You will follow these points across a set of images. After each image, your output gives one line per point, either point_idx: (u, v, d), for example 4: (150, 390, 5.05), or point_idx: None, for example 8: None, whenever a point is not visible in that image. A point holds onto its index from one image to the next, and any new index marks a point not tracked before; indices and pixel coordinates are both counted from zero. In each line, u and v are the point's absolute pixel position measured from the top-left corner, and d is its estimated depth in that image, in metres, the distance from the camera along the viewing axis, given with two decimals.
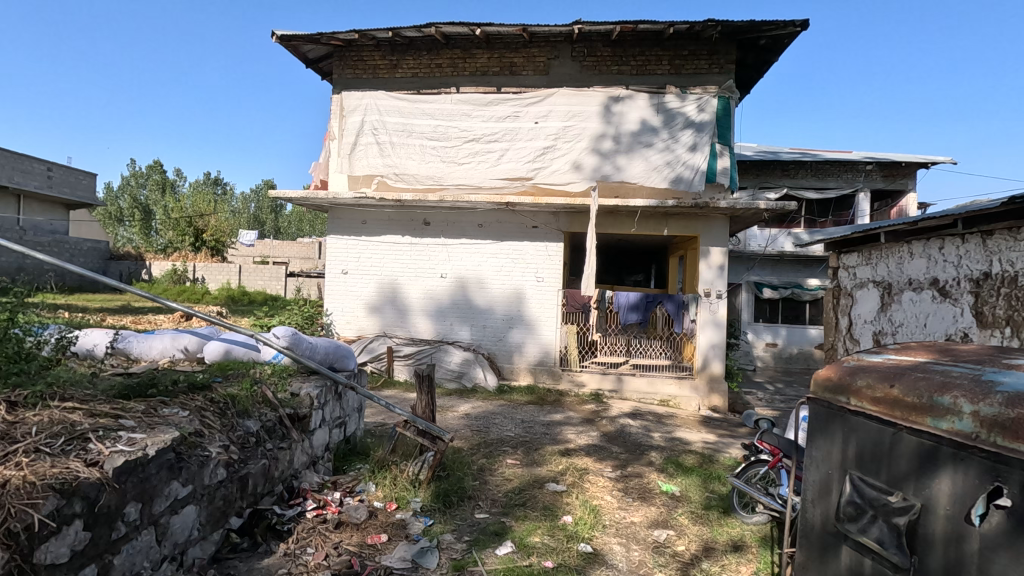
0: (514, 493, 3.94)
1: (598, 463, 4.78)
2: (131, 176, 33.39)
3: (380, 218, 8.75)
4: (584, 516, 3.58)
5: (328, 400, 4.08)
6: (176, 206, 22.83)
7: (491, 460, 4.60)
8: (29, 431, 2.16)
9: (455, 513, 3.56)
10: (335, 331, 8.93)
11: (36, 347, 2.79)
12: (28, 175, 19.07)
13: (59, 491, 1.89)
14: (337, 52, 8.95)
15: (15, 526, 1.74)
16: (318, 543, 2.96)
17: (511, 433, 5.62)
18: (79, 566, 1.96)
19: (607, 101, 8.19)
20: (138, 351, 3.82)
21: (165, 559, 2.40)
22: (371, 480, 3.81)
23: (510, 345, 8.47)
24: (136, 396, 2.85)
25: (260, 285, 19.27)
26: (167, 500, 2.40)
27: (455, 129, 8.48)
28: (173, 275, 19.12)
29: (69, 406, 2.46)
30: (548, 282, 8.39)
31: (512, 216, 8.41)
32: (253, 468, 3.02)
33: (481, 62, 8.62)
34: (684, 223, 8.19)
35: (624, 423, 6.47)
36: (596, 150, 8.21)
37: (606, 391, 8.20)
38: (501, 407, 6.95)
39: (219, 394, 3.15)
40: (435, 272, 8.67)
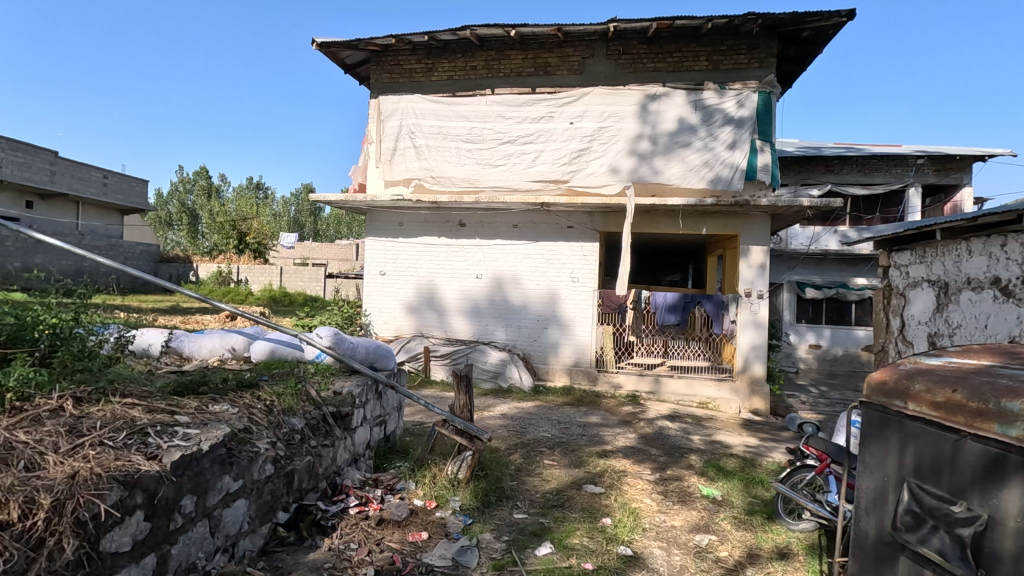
0: (552, 494, 3.94)
1: (636, 466, 4.73)
2: (179, 182, 34.81)
3: (416, 220, 8.88)
4: (624, 519, 3.55)
5: (369, 399, 4.17)
6: (221, 211, 23.67)
7: (529, 461, 4.62)
8: (94, 425, 2.28)
9: (494, 513, 3.58)
10: (374, 331, 9.10)
11: (98, 346, 2.91)
12: (85, 183, 20.11)
13: (122, 483, 1.98)
14: (374, 57, 9.12)
15: (84, 515, 1.83)
16: (361, 539, 3.02)
17: (548, 434, 5.62)
18: (140, 555, 2.06)
19: (644, 100, 8.10)
20: (189, 349, 3.97)
21: (218, 551, 2.50)
22: (412, 479, 3.86)
23: (546, 345, 8.46)
24: (189, 393, 2.98)
25: (301, 286, 19.80)
26: (219, 493, 2.49)
27: (491, 130, 8.52)
28: (218, 276, 19.86)
29: (129, 402, 2.59)
30: (583, 282, 8.34)
31: (547, 216, 8.40)
32: (298, 465, 3.11)
33: (516, 63, 8.65)
34: (724, 222, 8.01)
35: (662, 425, 6.38)
36: (632, 149, 8.13)
37: (643, 392, 8.10)
38: (537, 408, 6.95)
39: (266, 392, 3.24)
40: (471, 272, 8.74)
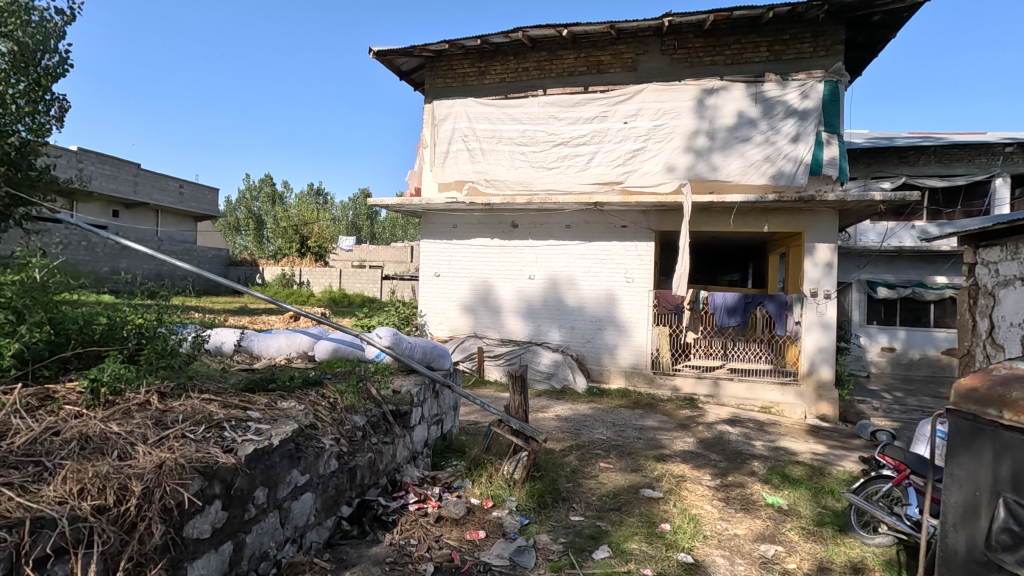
0: (608, 497, 3.89)
1: (696, 471, 4.60)
2: (246, 190, 36.74)
3: (470, 222, 9.00)
4: (684, 525, 3.46)
5: (427, 398, 4.26)
6: (285, 216, 24.81)
7: (584, 463, 4.58)
8: (177, 418, 2.43)
9: (551, 514, 3.58)
10: (429, 331, 9.29)
11: (178, 344, 3.08)
12: (163, 192, 21.56)
13: (202, 474, 2.10)
14: (428, 63, 9.31)
15: (170, 503, 1.95)
16: (421, 535, 3.09)
17: (603, 436, 5.56)
18: (218, 541, 2.19)
19: (701, 94, 7.87)
20: (258, 348, 4.18)
21: (288, 541, 2.62)
22: (468, 477, 3.92)
23: (600, 346, 8.37)
24: (259, 390, 3.13)
25: (359, 288, 20.49)
26: (288, 486, 2.60)
27: (543, 132, 8.52)
28: (282, 279, 20.84)
29: (207, 398, 2.76)
30: (638, 282, 8.20)
31: (600, 216, 8.32)
32: (360, 461, 3.21)
33: (568, 62, 8.61)
34: (787, 219, 7.68)
35: (722, 430, 6.17)
36: (689, 146, 7.92)
37: (701, 396, 7.88)
38: (591, 410, 6.90)
39: (330, 390, 3.36)
40: (524, 273, 8.77)
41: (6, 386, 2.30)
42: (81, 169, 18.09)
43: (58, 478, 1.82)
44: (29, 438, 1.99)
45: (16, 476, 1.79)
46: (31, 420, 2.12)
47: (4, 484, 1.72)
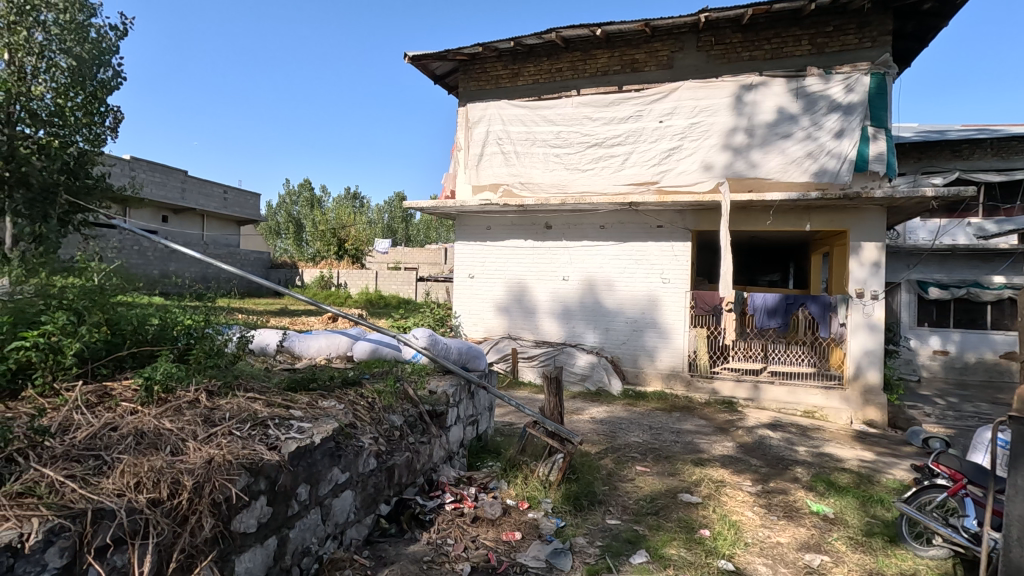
0: (646, 501, 3.84)
1: (736, 476, 4.49)
2: (287, 195, 37.82)
3: (504, 223, 9.04)
4: (724, 532, 3.37)
5: (462, 398, 4.29)
6: (323, 220, 25.41)
7: (620, 466, 4.54)
8: (225, 416, 2.52)
9: (588, 517, 3.56)
10: (464, 332, 9.37)
11: (224, 345, 3.20)
12: (209, 198, 22.40)
13: (248, 470, 2.17)
14: (462, 66, 9.39)
15: (219, 498, 2.02)
16: (458, 535, 3.12)
17: (639, 439, 5.49)
18: (263, 536, 2.26)
19: (738, 91, 7.70)
20: (299, 348, 4.27)
21: (329, 537, 2.68)
22: (504, 478, 3.93)
23: (636, 348, 8.27)
24: (301, 389, 3.22)
25: (395, 289, 20.81)
26: (329, 484, 2.67)
27: (577, 133, 8.47)
28: (321, 281, 21.37)
29: (251, 396, 2.85)
30: (674, 283, 8.06)
31: (635, 216, 8.23)
32: (398, 460, 3.27)
33: (602, 62, 8.53)
34: (830, 217, 7.42)
35: (763, 435, 6.01)
36: (726, 144, 7.75)
37: (741, 399, 7.71)
38: (627, 413, 6.82)
39: (368, 389, 3.42)
40: (558, 275, 8.75)
41: (68, 384, 2.42)
42: (134, 177, 18.95)
43: (117, 472, 1.90)
44: (89, 433, 2.09)
45: (78, 468, 1.88)
46: (91, 416, 2.23)
47: (67, 476, 1.82)
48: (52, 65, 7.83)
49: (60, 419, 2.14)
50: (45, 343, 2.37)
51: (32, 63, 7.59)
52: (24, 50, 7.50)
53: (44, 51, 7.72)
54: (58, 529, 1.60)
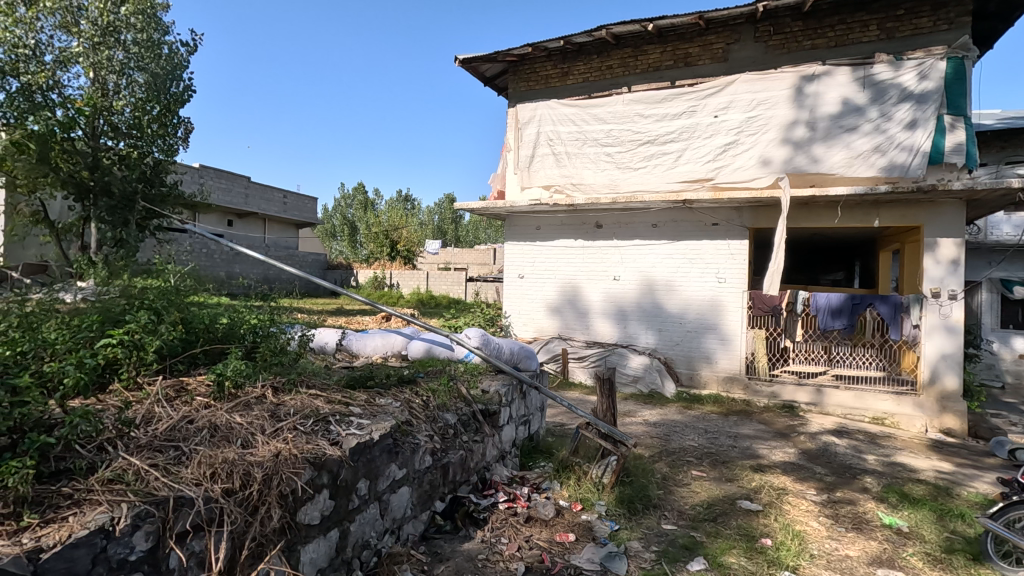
0: (703, 507, 3.73)
1: (798, 484, 4.30)
2: (342, 198, 39.14)
3: (554, 223, 9.03)
4: (787, 542, 3.24)
5: (515, 398, 4.31)
6: (376, 222, 26.12)
7: (675, 470, 4.43)
8: (290, 411, 2.63)
9: (643, 521, 3.50)
10: (514, 332, 9.42)
11: (287, 343, 3.36)
12: (270, 203, 23.49)
13: (312, 464, 2.26)
14: (512, 67, 9.43)
15: (286, 489, 2.11)
16: (511, 534, 3.14)
17: (695, 443, 5.36)
18: (327, 528, 2.35)
19: (799, 82, 7.36)
20: (356, 348, 4.41)
21: (387, 532, 2.75)
22: (557, 479, 3.92)
23: (690, 350, 8.08)
24: (360, 386, 3.31)
25: (445, 289, 21.16)
26: (387, 480, 2.74)
27: (628, 131, 8.35)
28: (375, 281, 21.97)
29: (313, 393, 2.96)
30: (731, 282, 7.79)
31: (689, 215, 8.04)
32: (452, 458, 3.31)
33: (654, 57, 8.36)
34: (902, 213, 7.00)
35: (828, 441, 5.73)
36: (786, 138, 7.44)
37: (802, 404, 7.39)
38: (681, 416, 6.66)
39: (422, 388, 3.48)
40: (609, 274, 8.66)
41: (149, 378, 2.58)
42: (203, 184, 20.11)
43: (194, 462, 2.01)
44: (169, 425, 2.23)
45: (160, 457, 2.01)
46: (170, 409, 2.38)
47: (151, 464, 1.95)
48: (131, 81, 8.92)
49: (144, 411, 2.29)
50: (129, 339, 2.55)
51: (114, 79, 8.81)
52: (107, 67, 8.72)
53: (124, 68, 8.84)
54: (143, 515, 1.71)
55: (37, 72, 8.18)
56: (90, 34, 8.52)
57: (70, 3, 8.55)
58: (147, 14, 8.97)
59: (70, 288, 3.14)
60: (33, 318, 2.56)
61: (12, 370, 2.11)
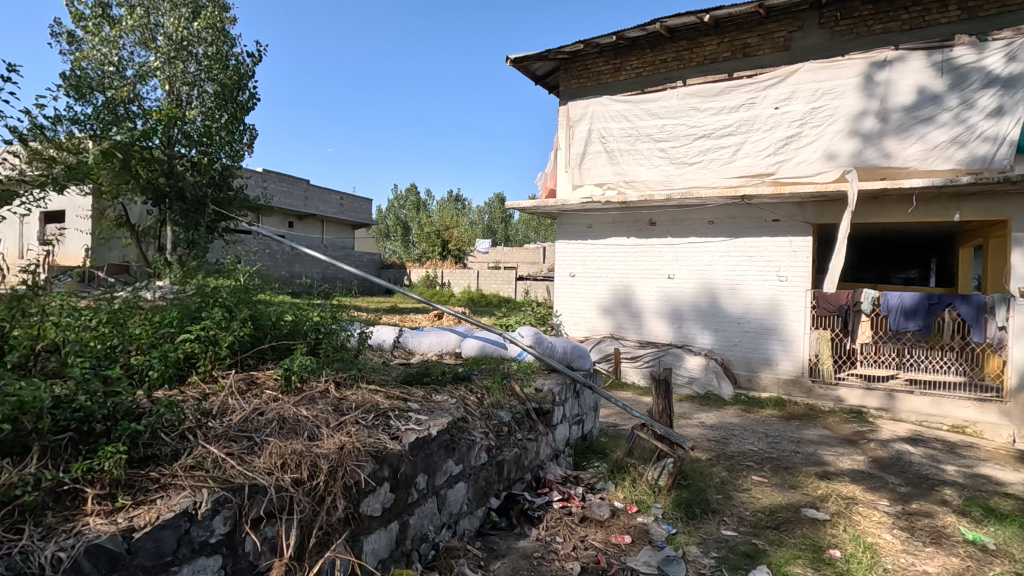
0: (765, 514, 3.60)
1: (869, 494, 4.07)
2: (395, 199, 40.12)
3: (605, 221, 8.93)
4: (858, 554, 3.07)
5: (569, 397, 4.29)
6: (428, 222, 26.61)
7: (734, 475, 4.29)
8: (352, 405, 2.72)
9: (701, 526, 3.41)
10: (566, 331, 9.39)
11: (347, 339, 3.48)
12: (327, 204, 24.37)
13: (374, 458, 2.33)
14: (563, 65, 9.39)
15: (349, 481, 2.18)
16: (566, 534, 3.13)
17: (754, 447, 5.18)
18: (387, 520, 2.42)
19: (869, 69, 6.97)
20: (412, 345, 4.51)
21: (444, 526, 2.80)
22: (611, 480, 3.88)
23: (749, 351, 7.81)
24: (417, 382, 3.39)
25: (495, 288, 21.30)
26: (445, 475, 2.79)
27: (683, 126, 8.14)
28: (427, 280, 22.41)
29: (373, 388, 3.06)
30: (793, 281, 7.47)
31: (748, 211, 7.77)
32: (507, 456, 3.33)
33: (710, 49, 8.11)
34: (985, 206, 6.50)
35: (901, 449, 5.39)
36: (854, 129, 7.06)
37: (872, 409, 6.99)
38: (739, 419, 6.45)
39: (478, 385, 3.53)
40: (663, 273, 8.49)
41: (223, 371, 2.72)
42: (266, 187, 21.08)
43: (266, 452, 2.11)
44: (242, 417, 2.35)
45: (235, 447, 2.12)
46: (243, 401, 2.50)
47: (227, 453, 2.06)
48: (202, 92, 9.44)
49: (219, 403, 2.42)
50: (205, 335, 2.70)
51: (187, 90, 9.35)
52: (181, 80, 9.28)
53: (196, 80, 9.41)
54: (222, 500, 1.81)
55: (120, 87, 8.87)
56: (166, 49, 9.18)
57: (150, 21, 9.30)
58: (217, 28, 9.42)
59: (151, 287, 3.35)
60: (120, 314, 2.77)
61: (105, 362, 2.28)
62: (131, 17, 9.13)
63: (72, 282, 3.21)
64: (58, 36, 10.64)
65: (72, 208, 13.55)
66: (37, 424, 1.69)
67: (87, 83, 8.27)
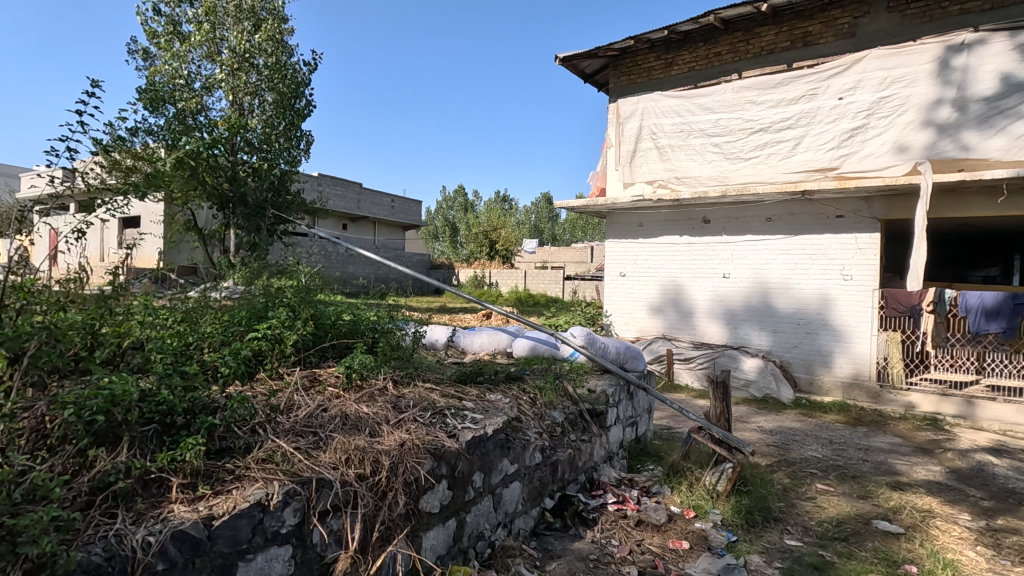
0: (832, 524, 3.44)
1: (947, 507, 3.81)
2: (443, 201, 40.74)
3: (657, 220, 8.76)
4: (938, 571, 2.88)
5: (622, 399, 4.22)
6: (476, 223, 26.87)
7: (797, 482, 4.12)
8: (410, 403, 2.78)
9: (763, 534, 3.29)
10: (616, 331, 9.27)
11: (402, 339, 3.56)
12: (379, 207, 25.03)
13: (432, 455, 2.37)
14: (613, 62, 9.27)
15: (409, 478, 2.22)
16: (622, 537, 3.09)
17: (818, 454, 4.95)
18: (445, 517, 2.46)
19: (944, 54, 6.53)
20: (465, 344, 4.57)
21: (500, 525, 2.82)
22: (667, 484, 3.80)
23: (810, 353, 7.48)
24: (471, 381, 3.42)
25: (542, 288, 21.24)
26: (500, 474, 2.80)
27: (739, 120, 7.89)
28: (475, 280, 22.63)
29: (429, 387, 3.11)
30: (858, 280, 7.10)
31: (809, 206, 7.43)
32: (561, 456, 3.31)
33: (768, 39, 7.82)
34: None
35: (984, 461, 5.01)
36: (928, 119, 6.63)
37: (948, 417, 6.53)
38: (800, 424, 6.18)
39: (530, 385, 3.52)
40: (717, 272, 8.24)
41: (288, 368, 2.84)
42: (321, 191, 21.82)
43: (331, 447, 2.18)
44: (308, 413, 2.43)
45: (303, 441, 2.20)
46: (307, 397, 2.60)
47: (295, 447, 2.13)
48: (262, 101, 9.87)
49: (286, 399, 2.52)
50: (271, 333, 2.82)
51: (249, 100, 9.78)
52: (243, 90, 9.71)
53: (257, 89, 9.84)
54: (292, 493, 1.88)
55: (189, 98, 9.38)
56: (230, 61, 9.62)
57: (215, 36, 9.79)
58: (275, 39, 9.80)
59: (220, 287, 3.52)
60: (193, 313, 2.92)
61: (183, 359, 2.41)
62: (199, 32, 9.62)
63: (149, 283, 3.39)
64: (134, 53, 11.34)
65: (147, 214, 14.45)
66: (126, 416, 1.80)
67: (159, 96, 8.82)
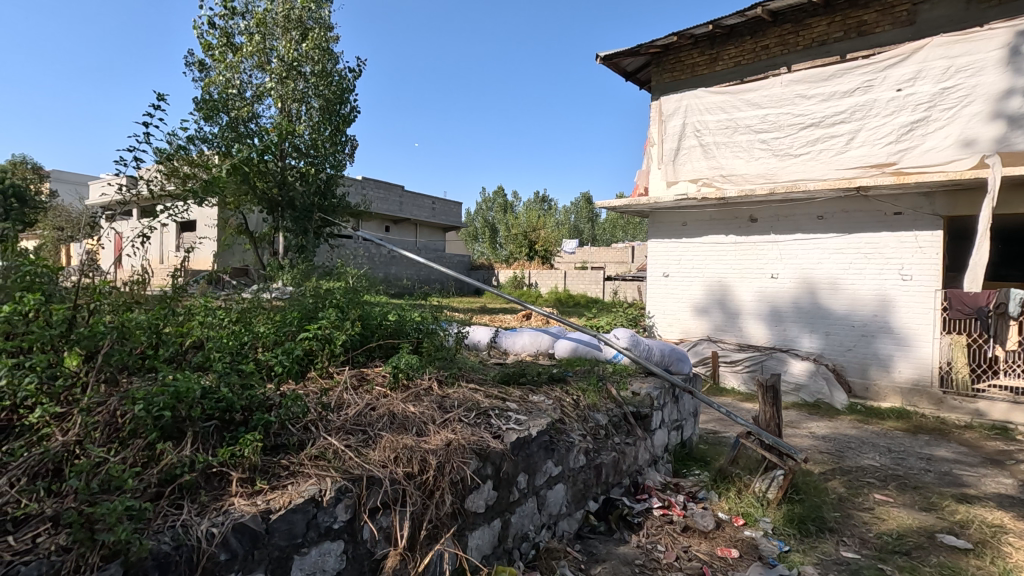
0: (892, 537, 3.27)
1: (1020, 522, 3.57)
2: (483, 202, 41.02)
3: (702, 219, 8.56)
4: None
5: (667, 402, 4.14)
6: (515, 223, 26.95)
7: (854, 492, 3.95)
8: (455, 404, 2.81)
9: (817, 545, 3.16)
10: (658, 333, 9.11)
11: (445, 339, 3.60)
12: (420, 209, 25.41)
13: (477, 455, 2.38)
14: (655, 59, 9.11)
15: (456, 477, 2.25)
16: (668, 543, 3.03)
17: (876, 463, 4.73)
18: (490, 517, 2.47)
19: (1015, 39, 6.11)
20: (507, 345, 4.61)
21: (544, 526, 2.82)
22: (714, 490, 3.71)
23: (865, 356, 7.16)
24: (514, 381, 3.42)
25: (582, 288, 21.07)
26: (544, 476, 2.80)
27: (788, 115, 7.63)
28: (515, 281, 22.69)
29: (472, 387, 3.14)
30: (918, 280, 6.75)
31: (865, 203, 7.11)
32: (605, 459, 3.28)
33: (819, 30, 7.52)
34: None
35: None
36: (997, 110, 6.22)
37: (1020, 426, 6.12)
38: (857, 431, 5.92)
39: (573, 387, 3.50)
40: (765, 272, 7.99)
41: (337, 368, 2.91)
42: (364, 195, 22.31)
43: (379, 446, 2.22)
44: (357, 411, 2.49)
45: (352, 440, 2.25)
46: (356, 396, 2.67)
47: (346, 445, 2.19)
48: (309, 107, 10.17)
49: (337, 398, 2.59)
50: (321, 333, 2.90)
51: (296, 106, 10.10)
52: (291, 97, 10.03)
53: (304, 96, 10.15)
54: (343, 490, 1.93)
55: (241, 107, 9.76)
56: (279, 70, 9.95)
57: (265, 46, 10.16)
58: (322, 47, 10.09)
59: (272, 288, 3.64)
60: (247, 313, 3.04)
61: (240, 358, 2.52)
62: (250, 43, 9.99)
63: (208, 284, 3.54)
64: (190, 66, 11.89)
65: (202, 219, 15.10)
66: (190, 412, 1.89)
67: (215, 105, 9.23)
